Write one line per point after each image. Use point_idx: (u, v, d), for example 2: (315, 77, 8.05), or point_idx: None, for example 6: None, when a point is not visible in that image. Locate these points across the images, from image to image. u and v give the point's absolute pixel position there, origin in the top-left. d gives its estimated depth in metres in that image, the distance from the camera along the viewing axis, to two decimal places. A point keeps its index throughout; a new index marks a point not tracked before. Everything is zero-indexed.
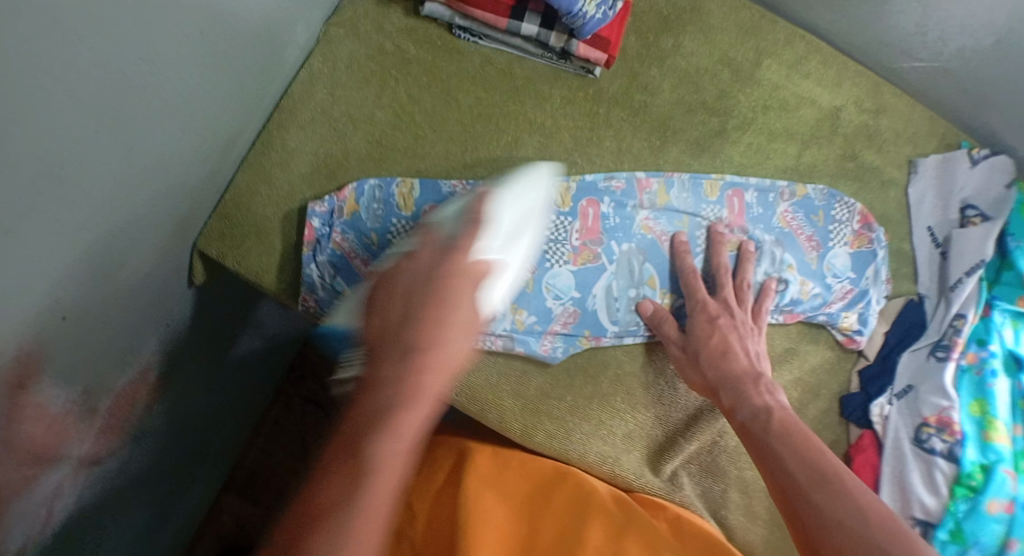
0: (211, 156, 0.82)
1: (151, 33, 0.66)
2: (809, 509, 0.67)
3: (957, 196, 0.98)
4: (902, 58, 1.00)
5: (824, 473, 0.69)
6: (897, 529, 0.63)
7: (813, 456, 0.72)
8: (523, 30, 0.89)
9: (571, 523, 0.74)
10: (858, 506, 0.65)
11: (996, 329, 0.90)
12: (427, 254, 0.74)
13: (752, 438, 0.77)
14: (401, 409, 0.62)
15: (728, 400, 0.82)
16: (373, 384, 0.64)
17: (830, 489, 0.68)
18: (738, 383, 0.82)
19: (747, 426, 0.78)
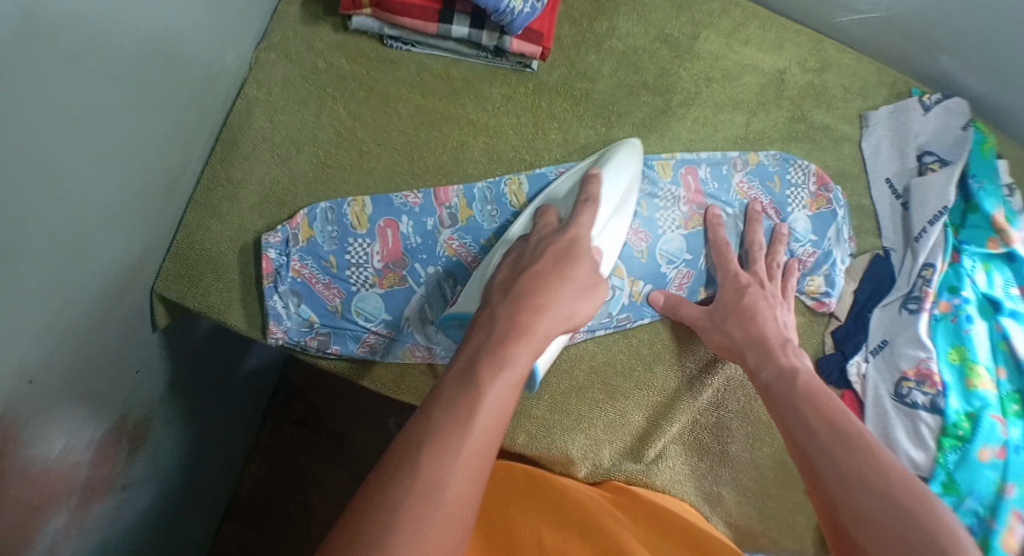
0: (156, 198, 0.81)
1: (76, 84, 0.65)
2: (826, 471, 0.66)
3: (913, 144, 0.96)
4: (841, 12, 0.98)
5: (846, 434, 0.68)
6: (916, 490, 0.61)
7: (837, 415, 0.70)
8: (453, 32, 0.88)
9: (545, 518, 0.72)
10: (879, 467, 0.64)
11: (967, 274, 0.89)
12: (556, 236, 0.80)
13: (774, 398, 0.76)
14: (487, 371, 0.63)
15: (754, 360, 0.81)
16: (471, 352, 0.66)
17: (851, 448, 0.66)
18: (767, 344, 0.81)
19: (771, 385, 0.77)
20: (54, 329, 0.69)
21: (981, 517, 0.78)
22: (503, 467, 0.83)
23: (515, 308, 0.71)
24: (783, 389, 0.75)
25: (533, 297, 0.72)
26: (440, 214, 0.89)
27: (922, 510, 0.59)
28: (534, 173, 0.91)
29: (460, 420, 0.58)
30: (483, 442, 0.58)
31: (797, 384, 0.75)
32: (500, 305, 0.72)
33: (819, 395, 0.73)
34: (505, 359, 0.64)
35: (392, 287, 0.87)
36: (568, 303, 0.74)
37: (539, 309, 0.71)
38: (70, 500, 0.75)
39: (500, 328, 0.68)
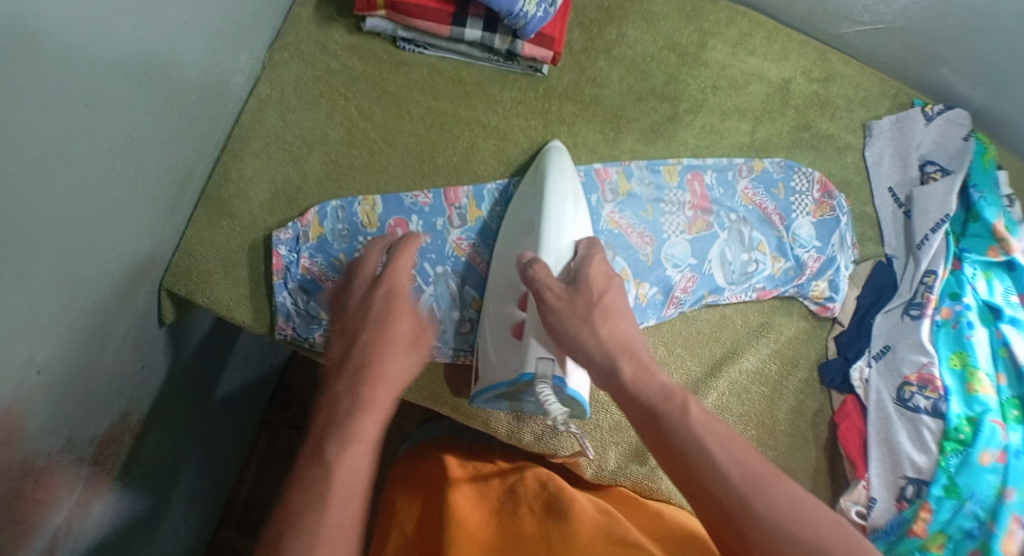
0: (167, 193, 0.81)
1: (91, 75, 0.65)
2: (709, 502, 0.57)
3: (915, 154, 0.98)
4: (847, 24, 1.00)
5: (705, 457, 0.58)
6: (795, 509, 0.55)
7: (718, 450, 0.59)
8: (466, 35, 0.89)
9: (553, 524, 0.72)
10: (754, 488, 0.56)
11: (968, 282, 0.90)
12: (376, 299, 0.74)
13: (673, 435, 0.61)
14: (331, 451, 0.60)
15: (630, 371, 0.67)
16: (323, 420, 0.64)
17: (711, 462, 0.58)
18: (638, 354, 0.69)
19: (657, 409, 0.63)
20: (63, 319, 0.69)
21: (981, 520, 0.79)
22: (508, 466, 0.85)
23: (355, 377, 0.67)
24: (673, 410, 0.62)
25: (373, 367, 0.68)
26: (449, 214, 0.90)
27: (794, 520, 0.54)
28: None
29: (316, 499, 0.57)
30: (343, 518, 0.56)
31: (678, 419, 0.61)
32: (338, 384, 0.67)
33: (670, 401, 0.63)
34: (355, 435, 0.61)
35: None
36: (387, 369, 0.68)
37: (378, 378, 0.67)
38: (70, 496, 0.74)
39: (341, 409, 0.64)
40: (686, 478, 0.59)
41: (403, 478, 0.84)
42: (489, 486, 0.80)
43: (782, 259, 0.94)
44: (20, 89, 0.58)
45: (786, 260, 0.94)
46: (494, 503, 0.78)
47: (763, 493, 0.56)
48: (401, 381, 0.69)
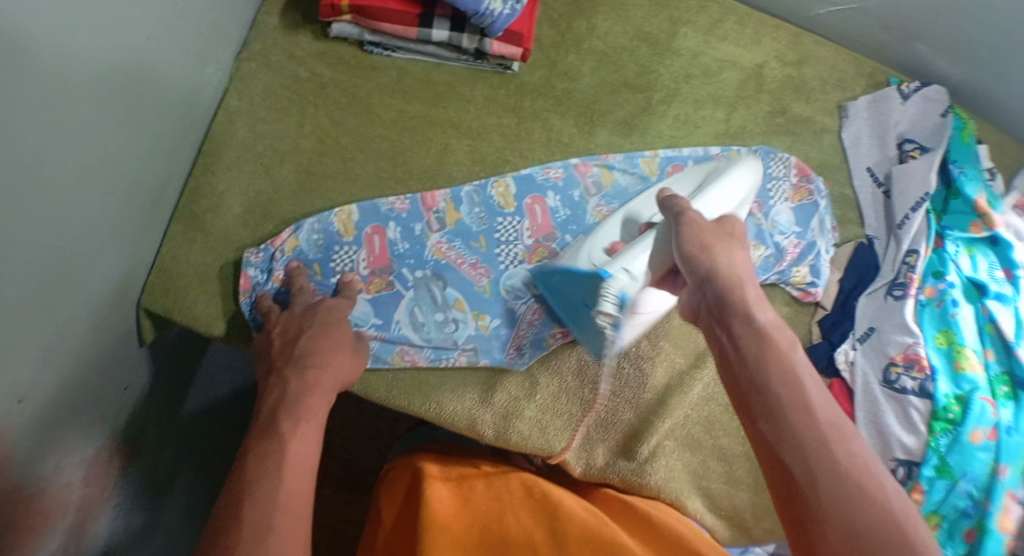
0: (141, 210, 0.81)
1: (59, 97, 0.64)
2: (778, 434, 0.59)
3: (893, 134, 0.98)
4: (818, 5, 0.99)
5: (794, 394, 0.61)
6: (868, 464, 0.57)
7: (807, 394, 0.61)
8: (433, 36, 0.88)
9: (542, 535, 0.72)
10: (836, 437, 0.58)
11: (951, 259, 0.90)
12: (297, 310, 0.80)
13: (766, 369, 0.63)
14: (285, 424, 0.68)
15: (740, 304, 0.68)
16: (269, 407, 0.70)
17: (797, 402, 0.60)
18: (750, 297, 0.70)
19: (756, 343, 0.65)
20: (45, 344, 0.69)
21: (976, 498, 0.79)
22: (501, 474, 0.83)
23: (302, 363, 0.74)
24: (776, 346, 0.64)
25: (322, 350, 0.76)
26: (428, 219, 0.89)
27: (866, 472, 0.57)
28: (520, 173, 0.91)
29: (274, 462, 0.64)
30: (296, 488, 0.63)
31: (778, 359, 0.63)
32: (287, 369, 0.74)
33: (772, 339, 0.65)
34: (296, 412, 0.69)
35: (380, 293, 0.86)
36: (323, 367, 0.74)
37: (310, 364, 0.74)
38: (61, 522, 0.74)
39: (292, 387, 0.72)
40: (765, 404, 0.61)
41: (387, 492, 0.84)
42: (473, 490, 0.79)
43: (762, 246, 0.93)
44: None
45: (766, 247, 0.93)
46: (479, 507, 0.77)
47: (836, 444, 0.58)
48: (336, 384, 0.75)
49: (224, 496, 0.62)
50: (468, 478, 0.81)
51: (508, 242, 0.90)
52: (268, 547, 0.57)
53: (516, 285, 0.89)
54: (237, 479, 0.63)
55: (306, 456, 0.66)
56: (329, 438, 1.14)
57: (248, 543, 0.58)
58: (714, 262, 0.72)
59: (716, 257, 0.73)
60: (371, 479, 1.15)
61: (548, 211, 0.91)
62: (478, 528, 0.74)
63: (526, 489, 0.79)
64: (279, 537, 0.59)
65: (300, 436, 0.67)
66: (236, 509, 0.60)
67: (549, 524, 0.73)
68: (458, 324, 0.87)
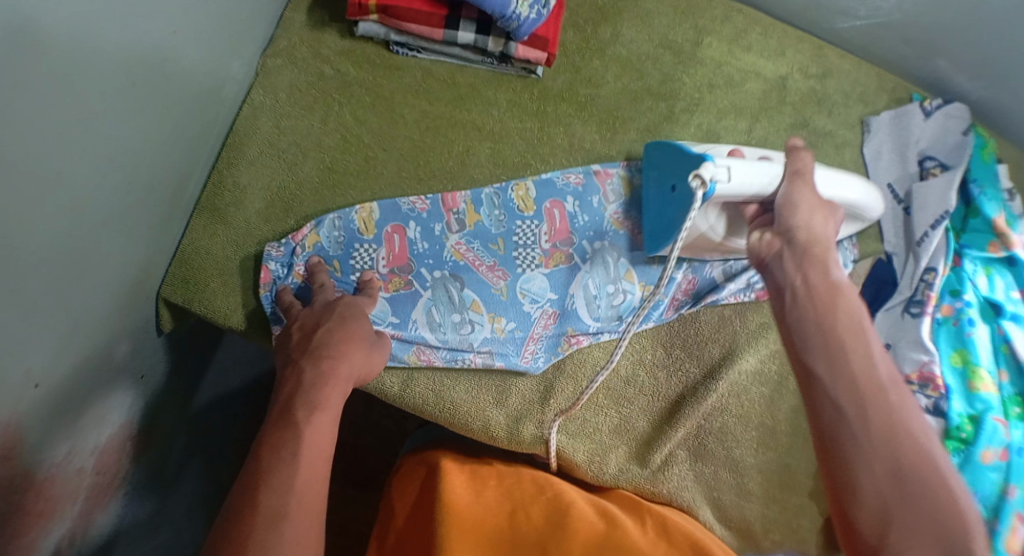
0: (162, 202, 0.81)
1: (83, 87, 0.65)
2: (831, 379, 0.64)
3: (914, 150, 0.98)
4: (843, 18, 0.99)
5: (851, 344, 0.66)
6: (909, 415, 0.63)
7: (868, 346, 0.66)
8: (459, 39, 0.89)
9: (555, 533, 0.72)
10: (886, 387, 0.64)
11: (969, 278, 0.90)
12: (313, 307, 0.80)
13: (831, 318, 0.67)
14: (300, 415, 0.68)
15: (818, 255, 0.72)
16: (284, 399, 0.70)
17: (850, 356, 0.66)
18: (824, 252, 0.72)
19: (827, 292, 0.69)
20: (62, 335, 0.70)
21: (985, 518, 0.79)
22: (511, 473, 0.84)
23: (316, 354, 0.74)
24: (843, 301, 0.68)
25: (334, 341, 0.75)
26: (448, 220, 0.89)
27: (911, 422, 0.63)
28: (541, 177, 0.91)
29: (289, 452, 0.65)
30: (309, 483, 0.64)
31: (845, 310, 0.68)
32: (303, 359, 0.74)
33: (839, 296, 0.69)
34: (312, 402, 0.69)
35: (398, 291, 0.86)
36: (339, 359, 0.74)
37: (324, 354, 0.74)
38: (72, 508, 0.75)
39: (305, 380, 0.72)
40: (821, 355, 0.66)
41: (401, 484, 0.85)
42: (486, 486, 0.80)
43: None
44: (13, 103, 0.58)
45: None
46: (491, 502, 0.78)
47: (883, 396, 0.64)
48: (351, 377, 0.74)
49: (240, 483, 0.64)
50: (483, 476, 0.82)
51: (526, 246, 0.90)
52: (281, 535, 0.60)
53: (532, 288, 0.89)
54: (252, 468, 0.64)
55: (319, 445, 0.67)
56: (342, 433, 1.15)
57: (261, 535, 0.59)
58: (808, 217, 0.74)
59: (809, 218, 0.74)
60: (382, 475, 1.15)
61: (566, 215, 0.91)
62: (490, 522, 0.75)
63: (537, 489, 0.80)
64: (292, 526, 0.61)
65: (314, 425, 0.68)
66: (251, 499, 0.62)
67: (558, 520, 0.74)
68: (475, 325, 0.87)
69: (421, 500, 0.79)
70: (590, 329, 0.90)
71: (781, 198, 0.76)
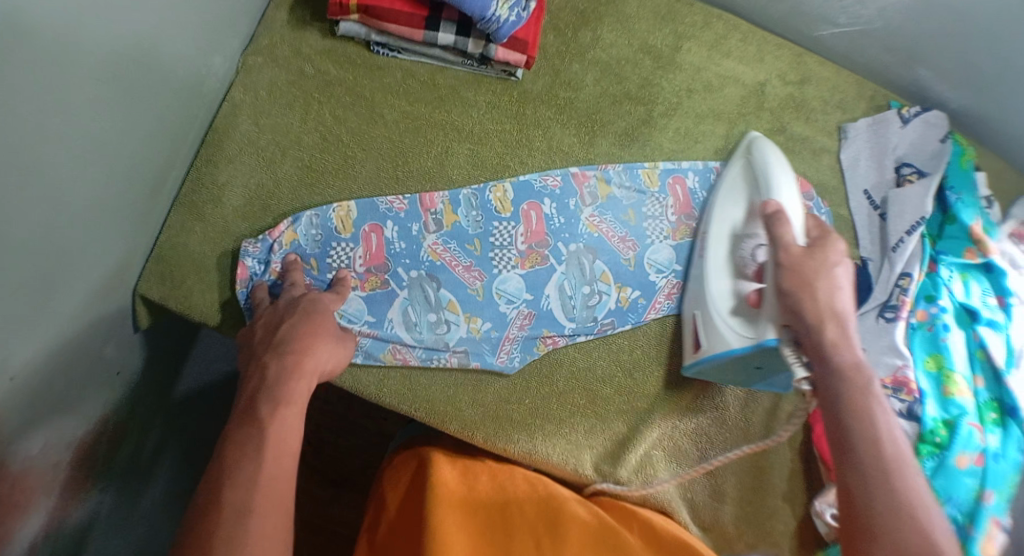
0: (139, 201, 0.82)
1: (63, 83, 0.65)
2: (845, 458, 0.68)
3: (891, 156, 0.98)
4: (822, 25, 1.00)
5: (866, 416, 0.69)
6: (919, 499, 0.64)
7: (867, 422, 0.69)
8: (439, 40, 0.89)
9: (547, 535, 0.73)
10: (897, 464, 0.66)
11: (944, 284, 0.91)
12: (281, 303, 0.80)
13: (830, 395, 0.71)
14: (264, 411, 0.68)
15: (830, 335, 0.73)
16: (248, 395, 0.70)
17: (868, 425, 0.68)
18: (845, 321, 0.75)
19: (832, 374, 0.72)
20: (37, 326, 0.70)
21: (960, 523, 0.80)
22: (505, 468, 0.85)
23: (282, 349, 0.74)
24: (857, 382, 0.71)
25: (299, 337, 0.75)
26: (425, 220, 0.89)
27: (918, 504, 0.64)
28: (519, 179, 0.91)
29: (252, 448, 0.65)
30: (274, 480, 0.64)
31: (850, 383, 0.71)
32: (266, 355, 0.73)
33: (857, 373, 0.71)
34: (282, 397, 0.69)
35: (374, 291, 0.86)
36: (308, 356, 0.74)
37: (289, 350, 0.73)
38: (51, 498, 0.76)
39: (269, 376, 0.71)
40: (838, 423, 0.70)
41: (389, 476, 0.85)
42: (477, 479, 0.82)
43: None
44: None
45: None
46: (482, 497, 0.79)
47: (897, 479, 0.65)
48: (320, 371, 0.74)
49: (208, 476, 0.64)
50: (474, 469, 0.83)
51: (502, 247, 0.90)
52: (247, 528, 0.61)
53: (508, 289, 0.89)
54: (218, 462, 0.65)
55: (286, 440, 0.67)
56: (318, 436, 1.15)
57: (227, 530, 0.60)
58: (818, 289, 0.76)
59: (823, 265, 0.77)
60: (359, 477, 1.15)
61: (543, 217, 0.91)
62: (483, 516, 0.76)
63: (529, 486, 0.81)
64: (259, 520, 0.62)
65: (279, 419, 0.68)
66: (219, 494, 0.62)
67: (553, 519, 0.75)
68: (450, 325, 0.87)
69: (413, 491, 0.80)
70: (566, 331, 0.89)
71: (792, 283, 0.76)
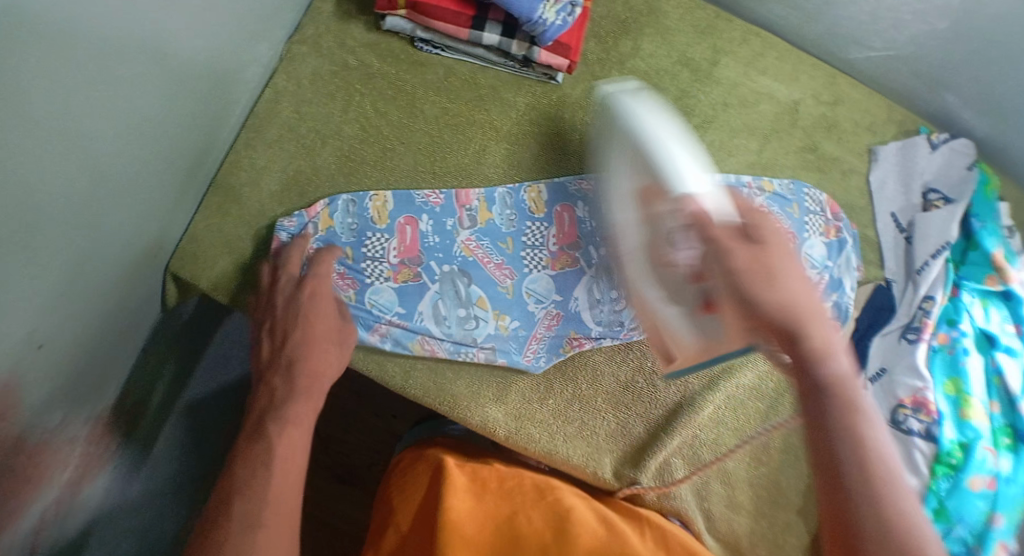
0: (175, 180, 0.82)
1: (111, 55, 0.66)
2: (851, 481, 0.58)
3: (918, 181, 1.00)
4: (857, 49, 1.02)
5: (859, 424, 0.61)
6: (913, 520, 0.57)
7: (869, 430, 0.61)
8: (484, 40, 0.90)
9: (555, 543, 0.72)
10: (891, 475, 0.59)
11: (965, 308, 0.92)
12: (282, 304, 0.81)
13: (817, 400, 0.63)
14: (271, 430, 0.70)
15: (816, 342, 0.65)
16: (257, 416, 0.73)
17: (854, 434, 0.60)
18: (823, 322, 0.67)
19: (830, 382, 0.63)
20: (67, 297, 0.70)
21: (969, 545, 0.81)
22: (512, 475, 0.85)
23: (289, 371, 0.76)
24: (845, 394, 0.62)
25: (303, 356, 0.77)
26: (460, 216, 0.90)
27: (912, 527, 0.56)
28: (554, 181, 0.92)
29: (258, 466, 0.67)
30: (281, 496, 0.65)
31: (830, 385, 0.63)
32: (274, 377, 0.76)
33: (842, 385, 0.63)
34: (286, 417, 0.72)
35: (406, 283, 0.87)
36: (314, 372, 0.77)
37: (297, 372, 0.76)
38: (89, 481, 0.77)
39: (277, 397, 0.74)
40: (832, 427, 0.61)
41: (403, 481, 0.85)
42: (487, 486, 0.80)
43: None
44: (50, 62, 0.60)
45: None
46: (492, 505, 0.78)
47: (875, 483, 0.58)
48: (325, 387, 0.77)
49: (216, 493, 0.66)
50: (484, 477, 0.82)
51: (534, 247, 0.91)
52: (255, 538, 0.61)
53: (537, 289, 0.90)
54: (225, 480, 0.66)
55: (293, 455, 0.69)
56: (330, 429, 1.15)
57: (234, 539, 0.61)
58: (768, 286, 0.67)
59: (774, 272, 0.68)
60: (366, 474, 1.15)
61: (575, 220, 0.92)
62: (493, 523, 0.75)
63: (537, 493, 0.82)
64: (267, 531, 0.62)
65: (286, 438, 0.70)
66: (226, 504, 0.64)
67: (562, 527, 0.74)
68: (480, 321, 0.88)
69: (424, 497, 0.79)
70: (592, 334, 0.90)
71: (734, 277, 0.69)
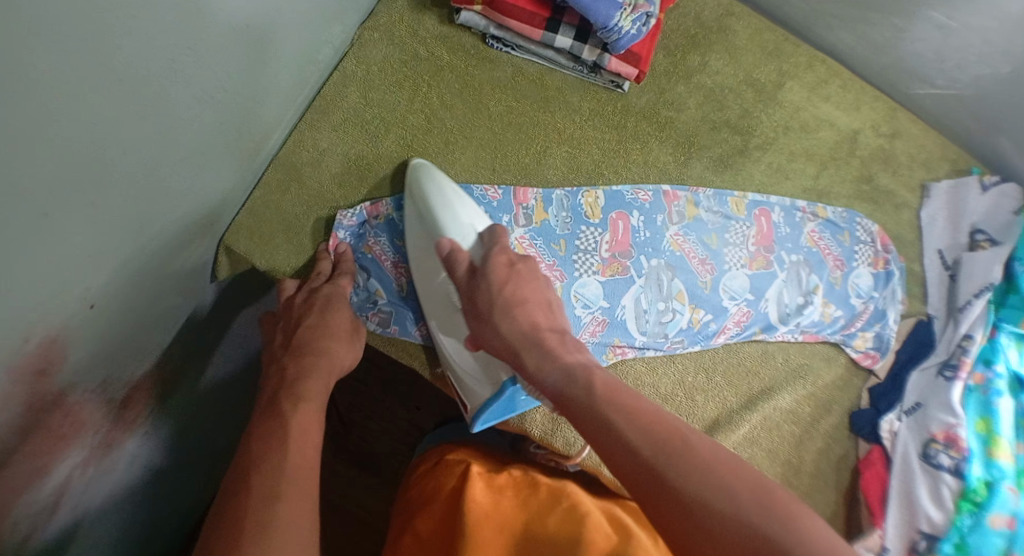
0: (242, 154, 0.82)
1: (205, 26, 0.65)
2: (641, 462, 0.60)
3: (966, 222, 1.01)
4: (919, 85, 1.03)
5: (629, 412, 0.64)
6: (765, 505, 0.57)
7: (649, 421, 0.63)
8: (556, 42, 0.91)
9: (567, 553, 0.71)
10: (670, 453, 0.60)
11: (1002, 349, 0.92)
12: (298, 297, 0.82)
13: (574, 409, 0.67)
14: (285, 407, 0.71)
15: (546, 369, 0.71)
16: (269, 396, 0.74)
17: (611, 429, 0.63)
18: (546, 342, 0.74)
19: (564, 392, 0.69)
20: (132, 261, 0.70)
21: None
22: (526, 478, 0.84)
23: (301, 352, 0.78)
24: (583, 398, 0.67)
25: (315, 337, 0.79)
26: (515, 213, 0.90)
27: (760, 508, 0.57)
28: (610, 189, 0.93)
29: (273, 441, 0.67)
30: (291, 470, 0.65)
31: (590, 389, 0.67)
32: (287, 357, 0.78)
33: (610, 396, 0.66)
34: (297, 394, 0.73)
35: None
36: (330, 356, 0.78)
37: (310, 351, 0.78)
38: (125, 446, 0.78)
39: (288, 376, 0.76)
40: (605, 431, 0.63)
41: (424, 482, 0.85)
42: (503, 494, 0.79)
43: (836, 325, 0.97)
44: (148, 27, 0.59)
45: (831, 333, 0.97)
46: (508, 514, 0.77)
47: (683, 456, 0.60)
48: (337, 371, 0.79)
49: (235, 469, 0.65)
50: (500, 484, 0.81)
51: (586, 251, 0.91)
52: (275, 512, 0.61)
53: (586, 293, 0.90)
54: (242, 456, 0.66)
55: (308, 430, 0.70)
56: (357, 413, 1.16)
57: (256, 513, 0.60)
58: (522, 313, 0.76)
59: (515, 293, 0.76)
60: (388, 460, 1.16)
61: (630, 228, 0.92)
62: (508, 537, 0.75)
63: (552, 498, 0.80)
64: (286, 506, 0.62)
65: (300, 413, 0.71)
66: (244, 480, 0.63)
67: (576, 534, 0.73)
68: None
69: (444, 507, 0.78)
70: (636, 343, 0.90)
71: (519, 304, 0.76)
